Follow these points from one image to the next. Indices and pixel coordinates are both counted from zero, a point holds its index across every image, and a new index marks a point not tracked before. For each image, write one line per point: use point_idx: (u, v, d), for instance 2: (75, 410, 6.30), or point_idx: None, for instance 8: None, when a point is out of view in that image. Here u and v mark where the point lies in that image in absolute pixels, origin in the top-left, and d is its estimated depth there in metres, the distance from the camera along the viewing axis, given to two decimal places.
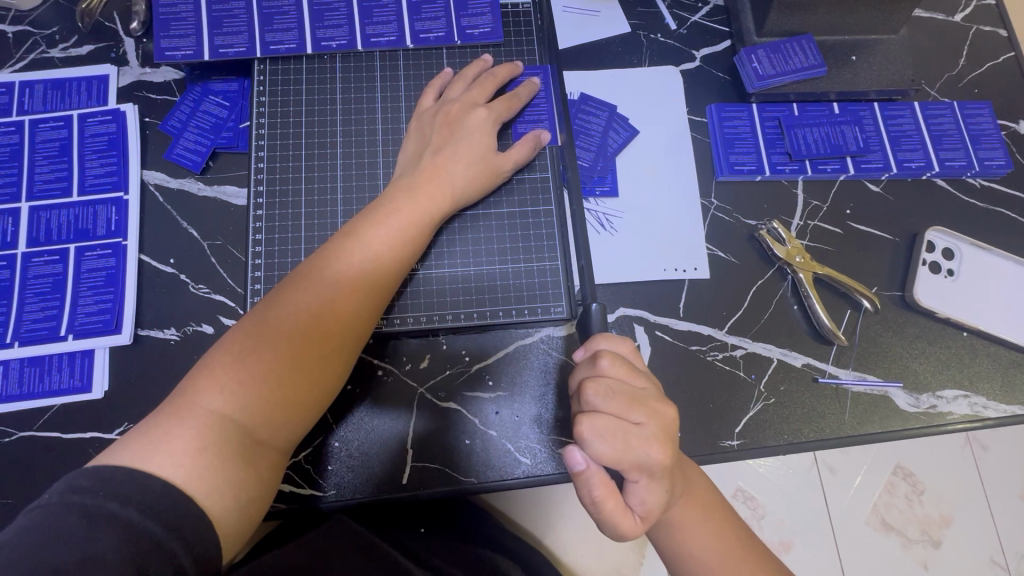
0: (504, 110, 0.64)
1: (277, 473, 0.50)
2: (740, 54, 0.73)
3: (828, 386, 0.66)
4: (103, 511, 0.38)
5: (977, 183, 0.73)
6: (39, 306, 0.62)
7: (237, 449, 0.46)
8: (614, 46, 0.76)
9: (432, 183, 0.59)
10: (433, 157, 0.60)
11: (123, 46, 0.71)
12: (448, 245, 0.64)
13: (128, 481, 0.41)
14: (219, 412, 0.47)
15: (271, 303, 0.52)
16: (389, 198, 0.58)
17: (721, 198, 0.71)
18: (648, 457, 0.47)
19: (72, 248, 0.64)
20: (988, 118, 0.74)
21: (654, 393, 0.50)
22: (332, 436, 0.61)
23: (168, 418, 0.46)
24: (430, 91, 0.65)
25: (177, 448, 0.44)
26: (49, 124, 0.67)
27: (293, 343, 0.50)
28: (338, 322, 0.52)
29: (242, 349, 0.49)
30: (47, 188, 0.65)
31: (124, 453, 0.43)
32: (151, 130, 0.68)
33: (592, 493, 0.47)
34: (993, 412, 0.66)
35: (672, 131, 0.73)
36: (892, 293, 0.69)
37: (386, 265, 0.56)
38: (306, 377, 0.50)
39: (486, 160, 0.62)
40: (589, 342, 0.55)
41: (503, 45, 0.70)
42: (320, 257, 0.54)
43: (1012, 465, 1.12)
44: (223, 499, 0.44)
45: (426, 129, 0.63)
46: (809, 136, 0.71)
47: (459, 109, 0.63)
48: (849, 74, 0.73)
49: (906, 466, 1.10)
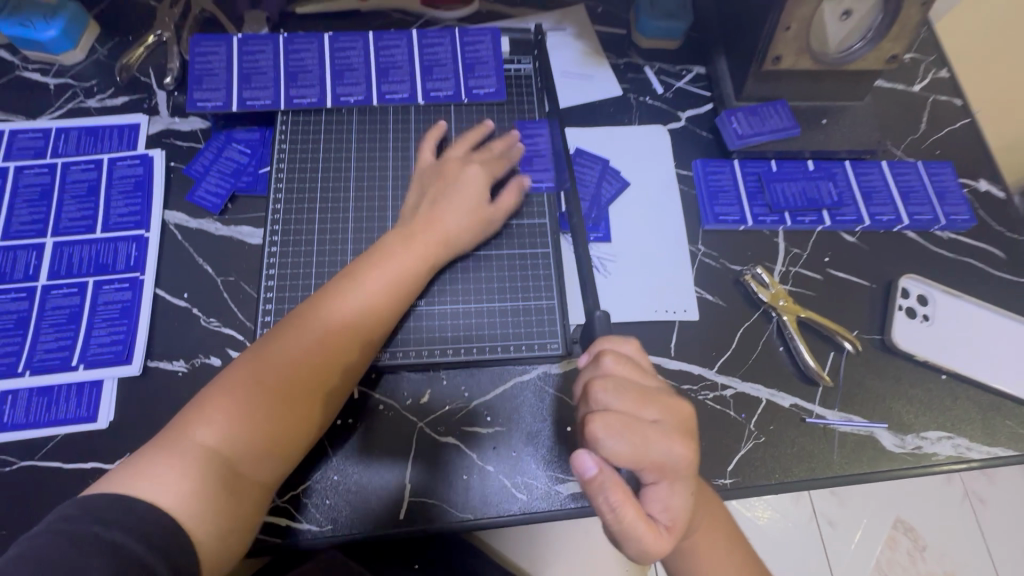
0: (498, 168, 0.69)
1: (263, 503, 0.53)
2: (721, 116, 0.80)
3: (816, 426, 0.68)
4: (89, 533, 0.42)
5: (944, 236, 0.79)
6: (53, 337, 0.64)
7: (222, 479, 0.49)
8: (607, 107, 0.83)
9: (427, 231, 0.63)
10: (429, 207, 0.65)
11: (156, 97, 0.77)
12: (446, 283, 0.68)
13: (112, 508, 0.44)
14: (210, 445, 0.50)
15: (266, 343, 0.56)
16: (386, 246, 0.62)
17: (708, 245, 0.76)
18: (669, 453, 0.48)
19: (91, 281, 0.67)
20: (950, 176, 0.81)
21: (663, 390, 0.52)
22: (326, 468, 0.62)
23: (157, 449, 0.49)
24: (428, 145, 0.71)
25: (163, 477, 0.48)
26: (80, 166, 0.72)
27: (283, 382, 0.54)
28: (325, 363, 0.56)
29: (235, 386, 0.53)
30: (72, 225, 0.69)
31: (114, 482, 0.47)
32: (175, 174, 0.73)
33: (609, 500, 0.46)
34: (977, 453, 0.68)
35: (660, 184, 0.78)
36: (872, 337, 0.72)
37: (377, 310, 0.59)
38: (291, 414, 0.54)
39: (478, 212, 0.66)
40: (591, 346, 0.56)
41: (506, 103, 0.76)
42: (316, 300, 0.58)
43: (1010, 517, 1.29)
44: (204, 525, 0.47)
45: (426, 182, 0.68)
46: (787, 190, 0.77)
47: (456, 166, 0.68)
48: (822, 135, 0.80)
49: (905, 520, 1.26)
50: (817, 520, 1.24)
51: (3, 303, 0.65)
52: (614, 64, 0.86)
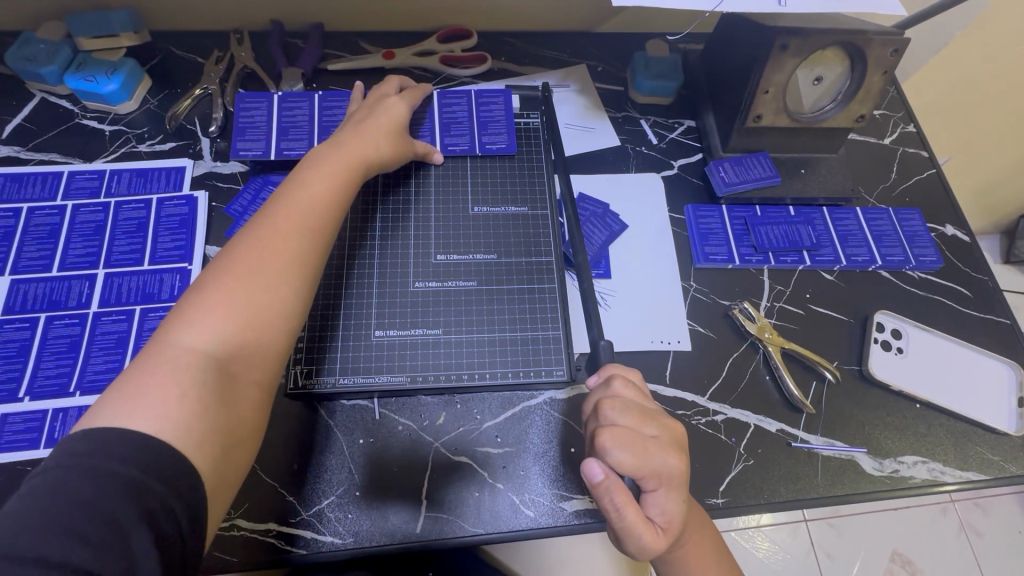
0: (411, 98, 0.80)
1: (254, 413, 0.54)
2: (709, 165, 0.89)
3: (801, 450, 0.73)
4: (107, 471, 0.41)
5: (915, 275, 0.86)
6: (101, 359, 0.70)
7: (210, 384, 0.50)
8: (607, 155, 0.92)
9: (356, 141, 0.70)
10: (356, 124, 0.73)
11: (201, 143, 0.85)
12: (391, 220, 0.78)
13: (121, 442, 0.43)
14: (190, 356, 0.51)
15: (225, 260, 0.57)
16: (312, 160, 0.68)
17: (700, 282, 0.83)
18: (665, 465, 0.54)
19: (138, 309, 0.73)
20: (918, 221, 0.89)
21: (663, 412, 0.59)
22: (325, 473, 0.68)
23: (142, 371, 0.49)
24: (356, 97, 0.81)
25: (155, 400, 0.47)
26: (131, 205, 0.80)
27: (253, 288, 0.55)
28: (288, 254, 0.59)
29: (203, 302, 0.54)
30: (122, 258, 0.76)
31: (102, 415, 0.46)
32: (216, 212, 0.81)
33: (614, 502, 0.52)
34: (951, 477, 0.74)
35: (655, 225, 0.86)
36: (851, 368, 0.79)
37: (325, 203, 0.64)
38: (266, 306, 0.56)
39: (400, 129, 0.76)
40: (602, 369, 0.63)
41: (516, 154, 0.85)
42: (267, 212, 0.61)
43: (1001, 558, 1.35)
44: (208, 444, 0.48)
45: (351, 116, 0.77)
46: (771, 232, 0.85)
47: (374, 99, 0.78)
48: (801, 183, 0.88)
49: (903, 552, 1.33)
50: (815, 553, 1.32)
51: (58, 327, 0.71)
52: (613, 117, 0.95)
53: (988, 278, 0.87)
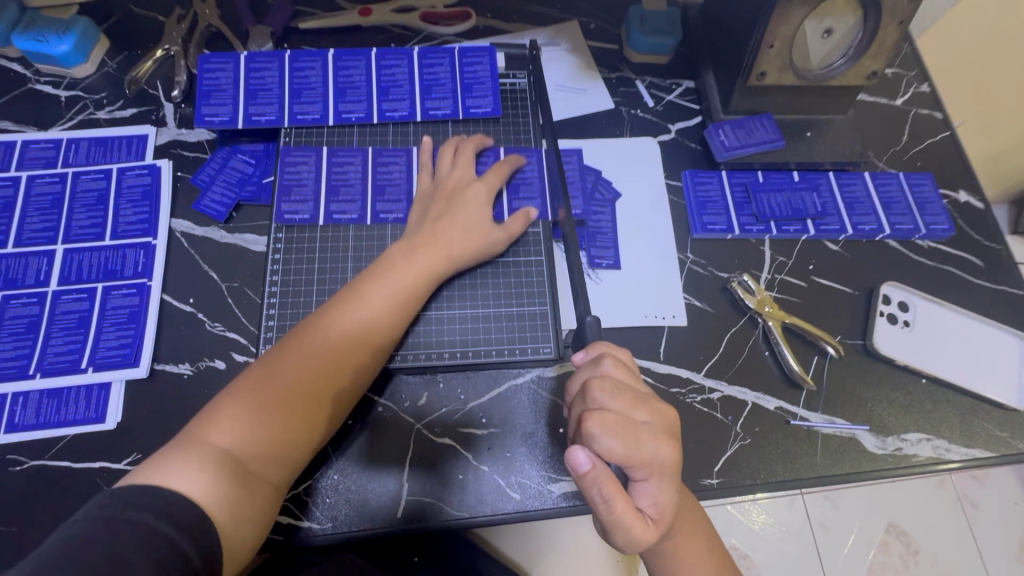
0: (497, 180, 0.72)
1: (272, 501, 0.54)
2: (709, 129, 0.83)
3: (801, 428, 0.70)
4: (121, 517, 0.43)
5: (925, 244, 0.82)
6: (63, 340, 0.66)
7: (240, 475, 0.51)
8: (600, 119, 0.86)
9: (430, 244, 0.66)
10: (433, 227, 0.67)
11: (164, 109, 0.80)
12: (452, 295, 0.70)
13: (144, 495, 0.45)
14: (235, 444, 0.53)
15: (285, 343, 0.59)
16: (391, 257, 0.65)
17: (697, 253, 0.79)
18: (657, 452, 0.50)
19: (100, 287, 0.69)
20: (930, 187, 0.84)
21: (654, 395, 0.55)
22: (330, 467, 0.64)
23: (196, 438, 0.52)
24: (427, 170, 0.73)
25: (196, 468, 0.50)
26: (90, 176, 0.75)
27: (302, 377, 0.57)
28: (342, 360, 0.59)
29: (250, 387, 0.55)
30: (82, 233, 0.71)
31: (150, 470, 0.49)
32: (182, 183, 0.76)
33: (602, 493, 0.47)
34: (956, 454, 0.71)
35: (651, 194, 0.81)
36: (855, 342, 0.75)
37: (379, 326, 0.61)
38: (315, 396, 0.57)
39: (481, 230, 0.68)
40: (589, 347, 0.59)
41: (502, 118, 0.79)
42: (333, 305, 0.61)
43: (999, 527, 1.29)
44: (223, 514, 0.49)
45: (427, 203, 0.70)
46: (773, 200, 0.80)
47: (456, 184, 0.70)
48: (806, 147, 0.83)
49: (898, 525, 1.26)
50: (811, 523, 1.24)
51: (15, 307, 0.67)
52: (606, 78, 0.89)
53: (1002, 247, 0.83)
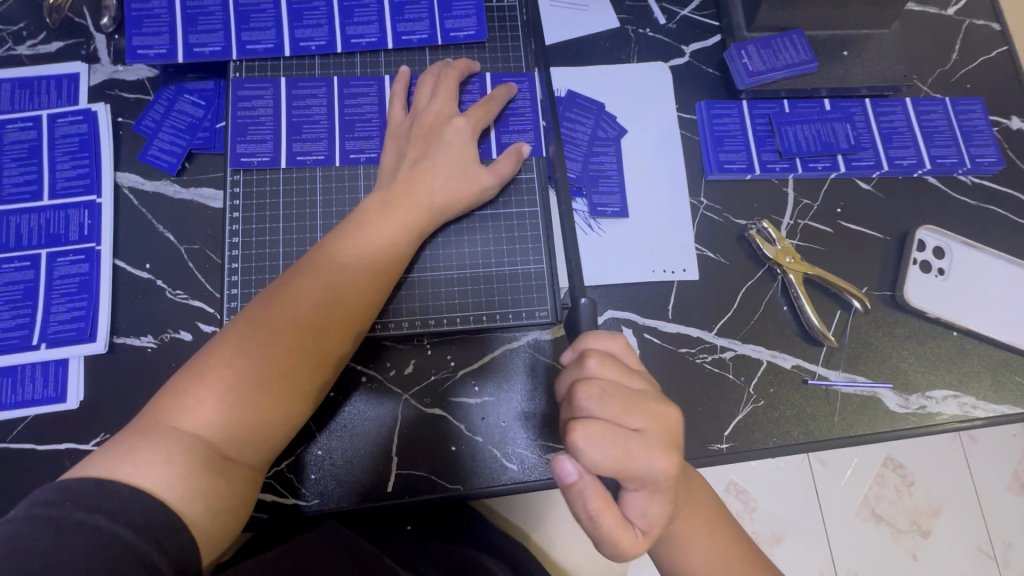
0: (482, 116, 0.62)
1: (254, 485, 0.49)
2: (730, 50, 0.72)
3: (818, 388, 0.65)
4: (70, 519, 0.37)
5: (968, 181, 0.72)
6: (10, 315, 0.60)
7: (210, 462, 0.45)
8: (602, 42, 0.74)
9: (410, 196, 0.57)
10: (413, 171, 0.58)
11: (94, 42, 0.68)
12: (431, 250, 0.63)
13: (97, 491, 0.39)
14: (199, 429, 0.45)
15: (249, 313, 0.51)
16: (364, 213, 0.57)
17: (711, 197, 0.70)
18: (651, 467, 0.43)
19: (44, 253, 0.62)
20: (979, 114, 0.74)
21: (651, 395, 0.47)
22: (313, 443, 0.60)
23: (146, 428, 0.45)
24: (398, 102, 0.63)
25: (147, 458, 0.43)
26: (17, 124, 0.65)
27: (273, 348, 0.49)
28: (317, 327, 0.51)
29: (213, 364, 0.48)
30: (16, 191, 0.63)
31: (94, 468, 0.42)
32: (124, 130, 0.66)
33: (587, 507, 0.43)
34: (982, 411, 0.66)
35: (660, 130, 0.71)
36: (882, 293, 0.68)
37: (360, 289, 0.54)
38: (291, 369, 0.49)
39: (467, 175, 0.60)
40: (575, 341, 0.51)
41: (488, 43, 0.68)
42: (302, 268, 0.53)
43: (1004, 456, 1.14)
44: (197, 506, 0.43)
45: (402, 144, 0.60)
46: (800, 133, 0.70)
47: (435, 119, 0.60)
48: (841, 70, 0.72)
49: (896, 458, 1.11)
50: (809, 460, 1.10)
51: None
52: None
53: None
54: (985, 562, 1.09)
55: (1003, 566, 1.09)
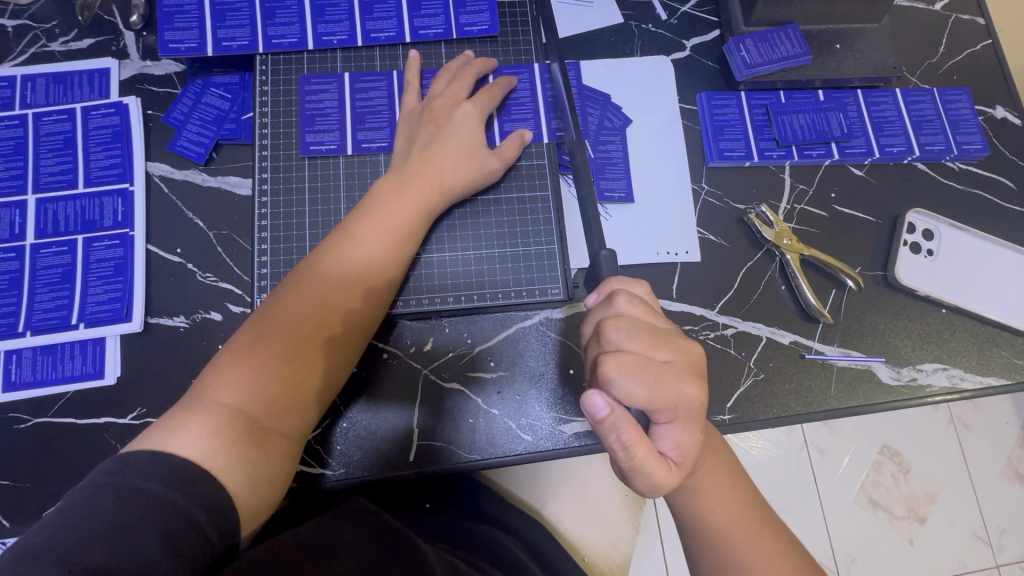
0: (487, 102, 0.65)
1: (288, 457, 0.53)
2: (729, 43, 0.76)
3: (815, 362, 0.69)
4: (128, 486, 0.40)
5: (955, 167, 0.76)
6: (49, 297, 0.63)
7: (249, 433, 0.49)
8: (607, 36, 0.78)
9: (420, 177, 0.61)
10: (422, 154, 0.62)
11: (124, 38, 0.71)
12: (448, 229, 0.66)
13: (149, 462, 0.43)
14: (238, 403, 0.49)
15: (276, 297, 0.55)
16: (377, 195, 0.60)
17: (712, 183, 0.74)
18: (682, 394, 0.46)
19: (80, 239, 0.65)
20: (965, 103, 0.77)
21: (674, 331, 0.50)
22: (339, 417, 0.63)
23: (188, 407, 0.49)
24: (411, 90, 0.67)
25: (192, 431, 0.47)
26: (53, 117, 0.68)
27: (300, 328, 0.53)
28: (338, 307, 0.55)
29: (242, 347, 0.52)
30: (53, 180, 0.67)
31: (147, 441, 0.46)
32: (154, 122, 0.70)
33: (621, 439, 0.44)
34: (970, 383, 0.70)
35: (663, 120, 0.75)
36: (875, 273, 0.72)
37: (376, 270, 0.57)
38: (319, 347, 0.54)
39: (473, 157, 0.63)
40: (601, 286, 0.53)
41: (500, 37, 0.71)
42: (321, 254, 0.57)
43: (994, 443, 1.18)
44: (238, 476, 0.46)
45: (413, 128, 0.64)
46: (796, 122, 0.74)
47: (444, 106, 0.64)
48: (834, 62, 0.76)
49: (893, 446, 1.15)
50: (807, 448, 1.14)
51: None
52: None
53: None
54: (979, 544, 1.13)
55: (997, 549, 1.13)
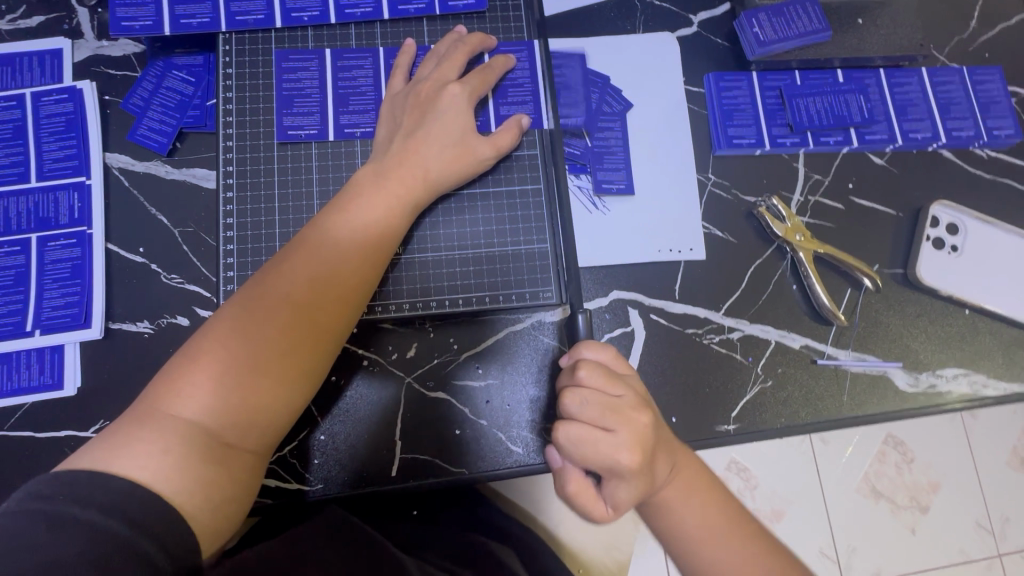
0: (479, 86, 0.59)
1: (257, 472, 0.48)
2: (740, 19, 0.69)
3: (827, 367, 0.64)
4: (64, 516, 0.36)
5: (984, 154, 0.70)
6: (2, 301, 0.59)
7: (208, 450, 0.43)
8: (607, 11, 0.71)
9: (403, 166, 0.55)
10: (406, 141, 0.56)
11: (77, 16, 0.65)
12: (432, 228, 0.61)
13: (92, 486, 0.38)
14: (195, 418, 0.44)
15: (243, 295, 0.49)
16: (356, 186, 0.55)
17: (719, 173, 0.68)
18: (618, 466, 0.43)
19: (34, 238, 0.60)
20: (998, 84, 0.71)
21: (633, 402, 0.46)
22: (317, 429, 0.59)
23: (137, 421, 0.43)
24: (398, 72, 0.61)
25: (142, 449, 0.41)
26: (0, 104, 0.63)
27: (268, 331, 0.47)
28: (312, 305, 0.49)
29: (204, 351, 0.46)
30: (3, 173, 0.61)
31: (88, 461, 0.41)
32: (111, 109, 0.64)
33: (565, 490, 0.46)
34: (992, 390, 0.65)
35: (666, 104, 0.69)
36: (894, 271, 0.67)
37: (356, 265, 0.52)
38: (290, 351, 0.48)
39: (462, 144, 0.58)
40: (573, 347, 0.50)
41: (488, 13, 0.65)
42: (294, 247, 0.51)
43: (1004, 433, 1.13)
44: (195, 498, 0.41)
45: (397, 113, 0.58)
46: (811, 106, 0.68)
47: (430, 88, 0.58)
48: (855, 39, 0.69)
49: (897, 435, 1.11)
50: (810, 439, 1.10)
51: None
52: None
53: None
54: (983, 536, 1.10)
55: (999, 540, 1.10)
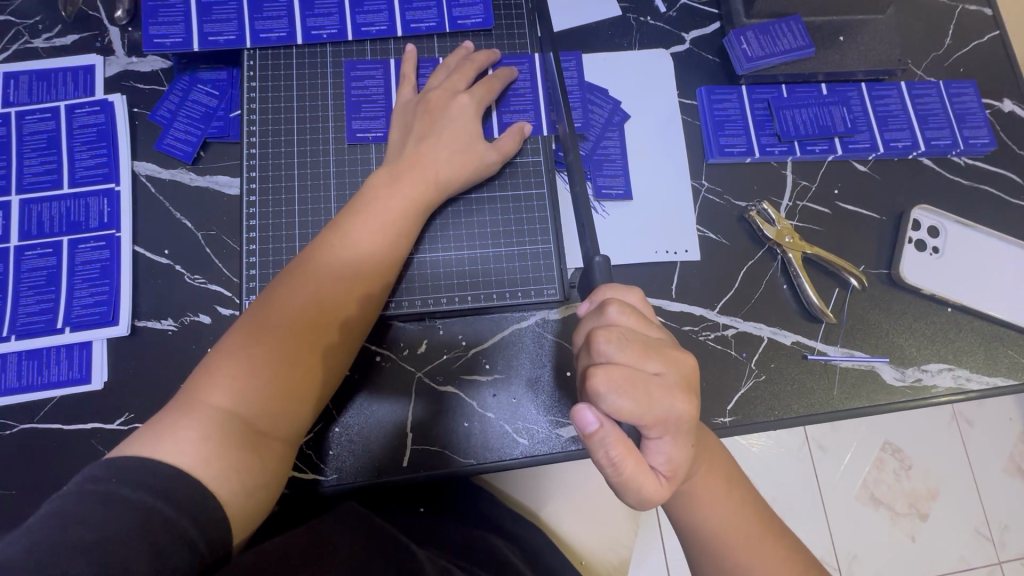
0: (485, 94, 0.64)
1: (285, 460, 0.50)
2: (729, 37, 0.74)
3: (817, 362, 0.67)
4: (117, 495, 0.38)
5: (961, 162, 0.75)
6: (35, 300, 0.62)
7: (243, 440, 0.46)
8: (604, 29, 0.76)
9: (415, 170, 0.59)
10: (418, 146, 0.60)
11: (109, 34, 0.70)
12: (443, 228, 0.64)
13: (138, 469, 0.40)
14: (228, 409, 0.47)
15: (269, 297, 0.52)
16: (372, 190, 0.58)
17: (712, 179, 0.72)
18: (672, 409, 0.44)
19: (66, 240, 0.64)
20: (972, 96, 0.76)
21: (669, 342, 0.48)
22: (333, 422, 0.62)
23: (176, 413, 0.46)
24: (408, 82, 0.65)
25: (182, 438, 0.44)
26: (36, 115, 0.67)
27: (293, 331, 0.51)
28: (333, 308, 0.53)
29: (240, 347, 0.49)
30: (37, 180, 0.65)
31: (131, 450, 0.43)
32: (140, 120, 0.68)
33: (609, 455, 0.44)
34: (976, 384, 0.68)
35: (662, 115, 0.73)
36: (879, 272, 0.70)
37: (374, 268, 0.56)
38: (313, 350, 0.51)
39: (471, 149, 0.62)
40: (593, 293, 0.51)
41: (494, 31, 0.69)
42: (314, 251, 0.55)
43: (998, 439, 1.16)
44: (230, 483, 0.44)
45: (408, 120, 0.62)
46: (798, 117, 0.72)
47: (441, 97, 0.62)
48: (837, 54, 0.74)
49: (895, 442, 1.13)
50: (808, 445, 1.12)
51: None
52: None
53: None
54: (982, 543, 1.11)
55: (999, 547, 1.11)
